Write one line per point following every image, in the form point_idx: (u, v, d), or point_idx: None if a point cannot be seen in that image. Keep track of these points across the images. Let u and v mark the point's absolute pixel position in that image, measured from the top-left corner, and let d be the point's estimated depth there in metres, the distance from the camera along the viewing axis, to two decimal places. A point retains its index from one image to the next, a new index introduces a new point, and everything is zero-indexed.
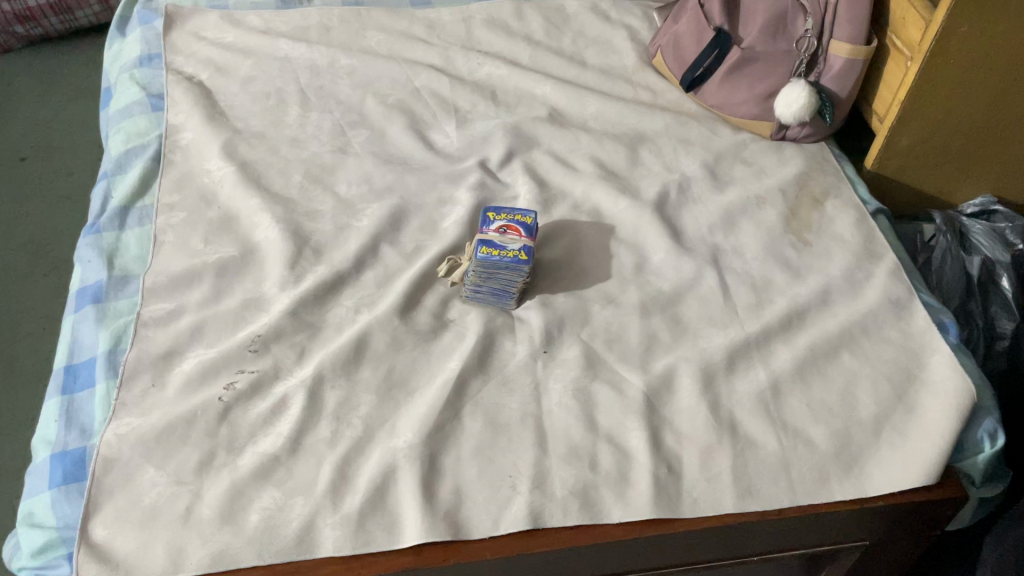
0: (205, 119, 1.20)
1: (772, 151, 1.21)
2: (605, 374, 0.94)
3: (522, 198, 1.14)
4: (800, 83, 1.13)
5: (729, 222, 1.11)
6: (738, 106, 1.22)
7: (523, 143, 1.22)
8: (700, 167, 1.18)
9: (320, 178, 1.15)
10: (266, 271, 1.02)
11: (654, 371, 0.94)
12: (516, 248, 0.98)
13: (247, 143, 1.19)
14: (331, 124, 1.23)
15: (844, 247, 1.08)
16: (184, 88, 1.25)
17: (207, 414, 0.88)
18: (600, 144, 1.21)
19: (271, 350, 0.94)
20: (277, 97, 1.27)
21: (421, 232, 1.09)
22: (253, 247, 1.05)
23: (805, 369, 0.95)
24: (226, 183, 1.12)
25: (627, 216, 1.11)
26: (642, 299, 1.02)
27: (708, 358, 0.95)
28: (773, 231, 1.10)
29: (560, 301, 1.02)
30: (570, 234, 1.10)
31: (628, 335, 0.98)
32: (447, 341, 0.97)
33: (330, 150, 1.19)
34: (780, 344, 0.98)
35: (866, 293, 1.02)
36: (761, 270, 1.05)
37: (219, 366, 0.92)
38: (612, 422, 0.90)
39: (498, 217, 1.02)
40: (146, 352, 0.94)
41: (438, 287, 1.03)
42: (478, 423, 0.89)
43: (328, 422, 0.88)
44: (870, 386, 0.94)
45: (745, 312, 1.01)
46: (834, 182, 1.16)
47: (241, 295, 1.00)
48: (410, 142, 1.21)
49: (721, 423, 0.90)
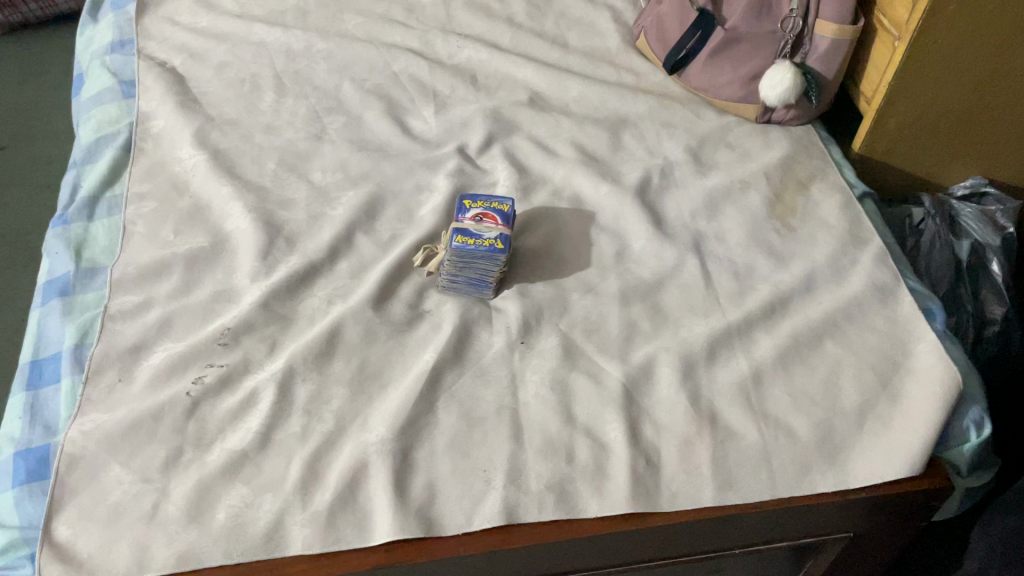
0: (177, 106, 1.18)
1: (757, 134, 1.18)
2: (583, 364, 0.92)
3: (501, 185, 1.11)
4: (785, 64, 1.11)
5: (712, 207, 1.09)
6: (721, 88, 1.19)
7: (502, 128, 1.19)
8: (684, 150, 1.16)
9: (294, 166, 1.13)
10: (237, 262, 1.00)
11: (633, 361, 0.92)
12: (491, 236, 0.96)
13: (219, 131, 1.16)
14: (307, 110, 1.21)
15: (830, 232, 1.06)
16: (156, 75, 1.22)
17: (174, 410, 0.86)
18: (582, 129, 1.19)
19: (241, 343, 0.92)
20: (251, 83, 1.24)
21: (397, 220, 1.07)
22: (224, 237, 1.03)
23: (788, 358, 0.93)
24: (198, 172, 1.10)
25: (608, 202, 1.09)
26: (623, 287, 0.99)
27: (689, 347, 0.93)
28: (757, 217, 1.07)
29: (538, 290, 0.99)
30: (549, 222, 1.07)
31: (607, 325, 0.96)
32: (422, 333, 0.95)
33: (305, 137, 1.16)
34: (763, 332, 0.95)
35: (852, 280, 1.00)
36: (745, 257, 1.03)
37: (187, 360, 0.90)
38: (590, 414, 0.88)
39: (474, 204, 1.00)
40: (113, 346, 0.92)
41: (414, 277, 1.01)
42: (452, 417, 0.87)
43: (298, 417, 0.86)
44: (854, 375, 0.92)
45: (727, 300, 0.98)
46: (820, 165, 1.14)
47: (211, 287, 0.98)
48: (387, 128, 1.18)
49: (701, 414, 0.88)
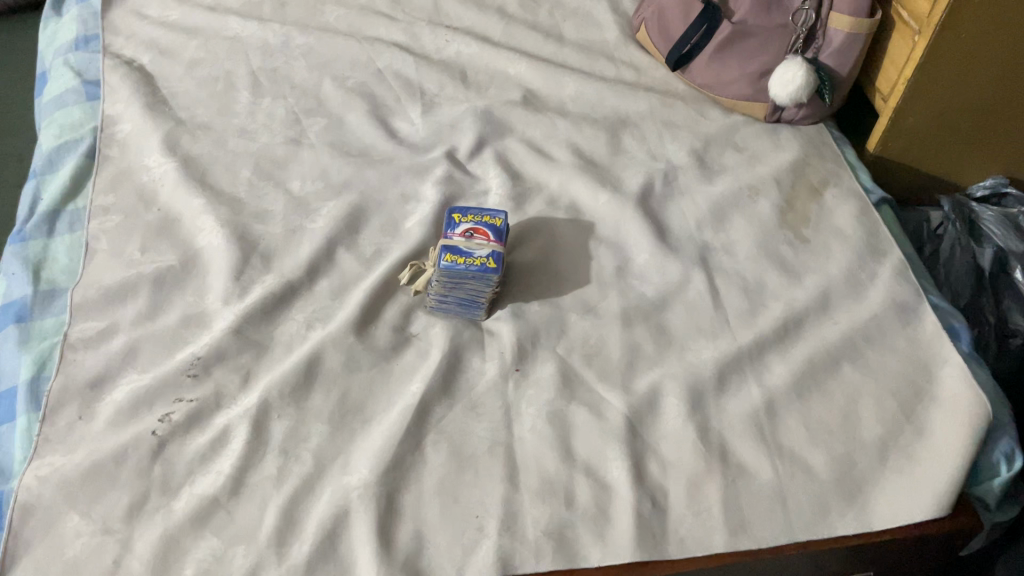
0: (145, 109, 1.10)
1: (766, 135, 1.11)
2: (582, 394, 0.85)
3: (494, 193, 1.04)
4: (797, 61, 1.04)
5: (719, 216, 1.01)
6: (729, 86, 1.11)
7: (495, 130, 1.11)
8: (688, 153, 1.08)
9: (271, 174, 1.05)
10: (208, 282, 0.93)
11: (637, 390, 0.85)
12: (482, 254, 0.88)
13: (190, 135, 1.08)
14: (285, 111, 1.12)
15: (845, 243, 0.99)
16: (122, 74, 1.14)
17: (139, 451, 0.79)
18: (579, 130, 1.11)
19: (212, 375, 0.85)
20: (225, 82, 1.15)
21: (382, 233, 0.99)
22: (194, 254, 0.96)
23: (804, 385, 0.86)
24: (166, 182, 1.02)
25: (607, 212, 1.01)
26: (624, 306, 0.92)
27: (696, 374, 0.86)
28: (768, 226, 1.00)
29: (533, 311, 0.92)
30: (545, 234, 1.00)
31: (608, 349, 0.89)
32: (409, 360, 0.88)
33: (283, 141, 1.09)
34: (776, 356, 0.88)
35: (870, 297, 0.93)
36: (755, 271, 0.96)
37: (154, 395, 0.83)
38: (590, 451, 0.81)
39: (464, 218, 0.92)
40: (73, 380, 0.84)
41: (400, 297, 0.93)
42: (441, 455, 0.80)
43: (274, 458, 0.80)
44: (874, 403, 0.85)
45: (737, 320, 0.91)
46: (834, 169, 1.07)
47: (180, 310, 0.90)
48: (371, 130, 1.10)
49: (711, 450, 0.81)
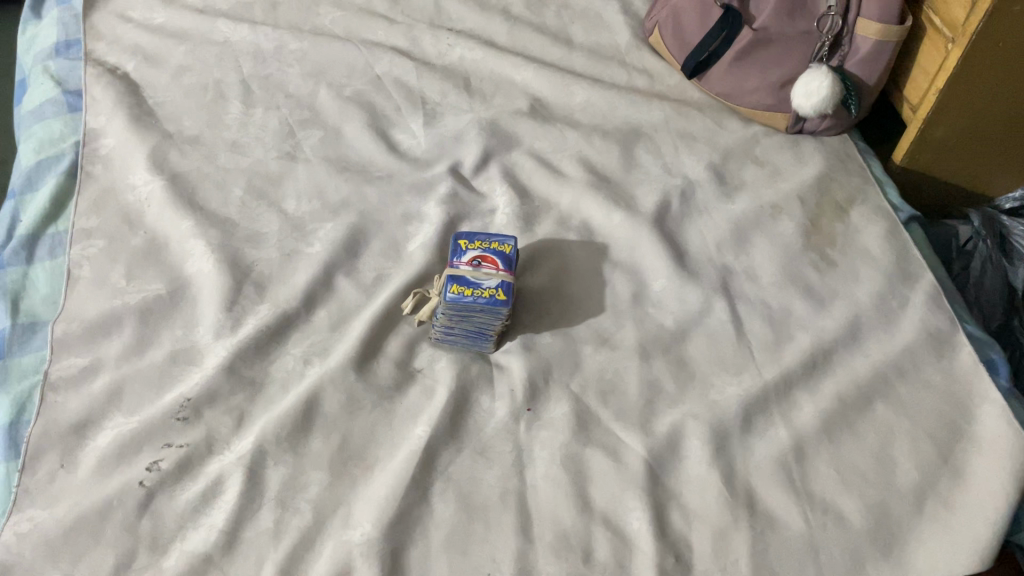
0: (129, 122, 1.03)
1: (788, 147, 1.05)
2: (599, 436, 0.80)
3: (501, 212, 0.98)
4: (823, 70, 0.97)
5: (740, 237, 0.96)
6: (748, 95, 1.05)
7: (501, 143, 1.05)
8: (706, 168, 1.02)
9: (264, 192, 0.99)
10: (198, 314, 0.87)
11: (657, 432, 0.80)
12: (492, 285, 0.82)
13: (178, 150, 1.02)
14: (278, 123, 1.06)
15: (874, 267, 0.93)
16: (105, 84, 1.07)
17: (125, 504, 0.74)
18: (590, 143, 1.05)
19: (203, 417, 0.80)
20: (215, 91, 1.09)
21: (383, 257, 0.94)
22: (183, 282, 0.90)
23: (834, 425, 0.81)
24: (153, 202, 0.96)
25: (622, 232, 0.96)
26: (642, 338, 0.87)
27: (720, 414, 0.81)
28: (792, 248, 0.94)
29: (545, 343, 0.87)
30: (556, 257, 0.94)
31: (625, 386, 0.84)
32: (414, 399, 0.82)
33: (276, 156, 1.02)
34: (804, 392, 0.83)
35: (902, 327, 0.88)
36: (780, 297, 0.90)
37: (141, 441, 0.78)
38: (608, 500, 0.76)
39: (471, 245, 0.86)
40: (54, 424, 0.79)
41: (404, 328, 0.88)
42: (449, 506, 0.75)
43: (271, 510, 0.75)
44: (909, 446, 0.80)
45: (762, 353, 0.86)
46: (860, 186, 1.01)
47: (168, 345, 0.85)
48: (370, 144, 1.04)
49: (737, 498, 0.76)
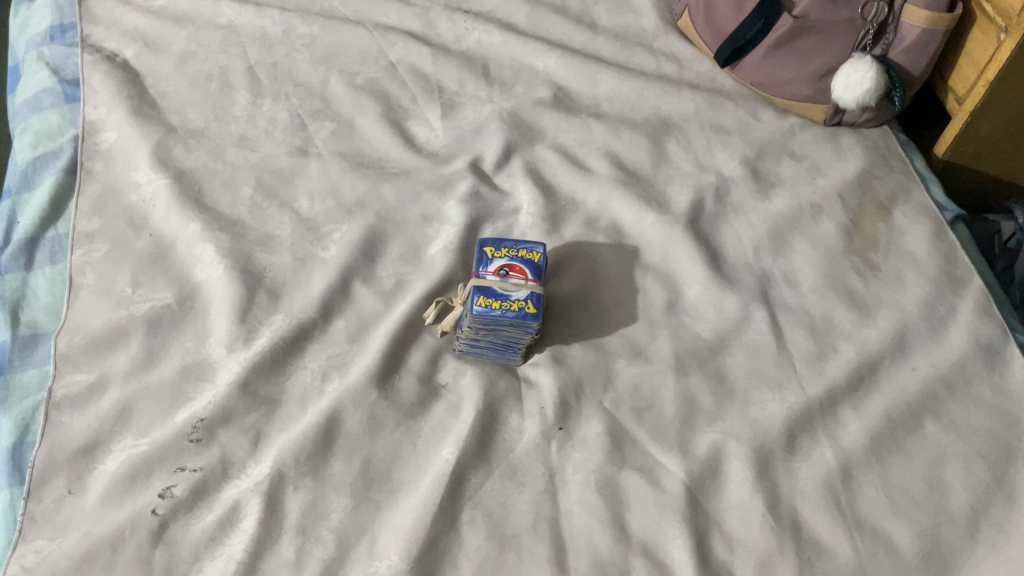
0: (130, 114, 0.97)
1: (826, 141, 0.99)
2: (635, 457, 0.76)
3: (525, 212, 0.93)
4: (867, 60, 0.92)
5: (778, 239, 0.91)
6: (785, 86, 1.00)
7: (523, 136, 1.00)
8: (740, 163, 0.97)
9: (275, 190, 0.94)
10: (209, 325, 0.82)
11: (696, 453, 0.76)
12: (520, 297, 0.77)
13: (183, 145, 0.96)
14: (288, 115, 1.01)
15: (920, 271, 0.88)
16: (104, 72, 1.01)
17: (137, 534, 0.70)
18: (617, 136, 1.00)
19: (217, 438, 0.75)
20: (220, 80, 1.03)
21: (401, 261, 0.89)
22: (192, 290, 0.85)
23: (882, 445, 0.77)
24: (158, 202, 0.91)
25: (653, 234, 0.91)
26: (677, 350, 0.83)
27: (762, 434, 0.77)
28: (833, 252, 0.90)
29: (576, 355, 0.82)
30: (585, 261, 0.89)
31: (662, 402, 0.80)
32: (439, 417, 0.78)
33: (287, 151, 0.97)
34: (849, 409, 0.79)
35: (950, 338, 0.84)
36: (821, 306, 0.86)
37: (153, 464, 0.74)
38: (647, 527, 0.72)
39: (497, 253, 0.81)
40: (60, 447, 0.75)
41: (426, 339, 0.83)
42: (480, 534, 0.71)
43: (291, 539, 0.71)
44: (961, 467, 0.76)
45: (804, 366, 0.82)
46: (903, 183, 0.96)
47: (178, 359, 0.80)
48: (385, 138, 0.99)
49: (783, 524, 0.72)
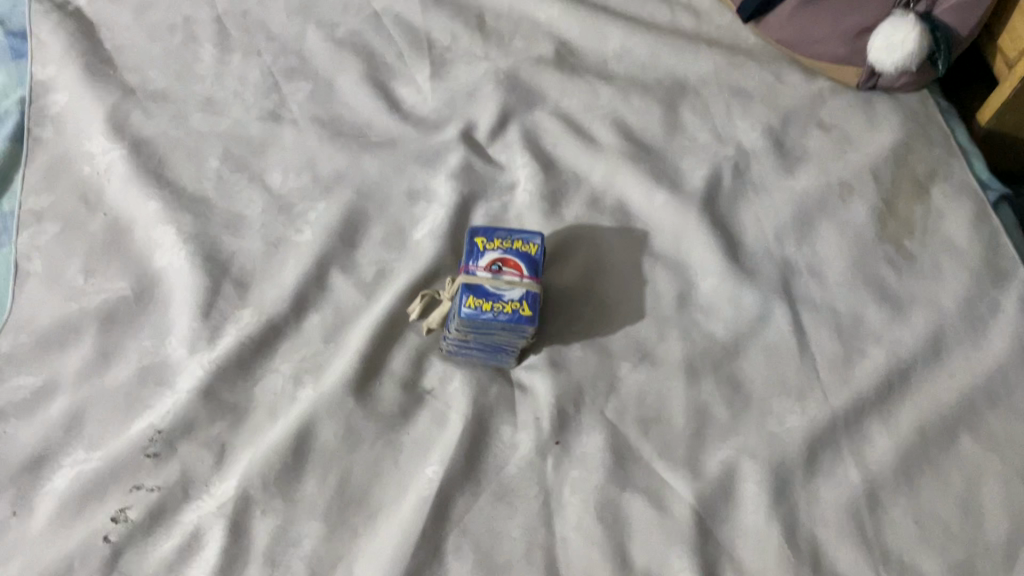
0: (83, 73, 0.87)
1: (860, 108, 0.89)
2: (639, 477, 0.69)
3: (522, 189, 0.84)
4: (909, 20, 0.81)
5: (803, 223, 0.82)
6: (816, 45, 0.89)
7: (521, 99, 0.90)
8: (763, 134, 0.87)
9: (245, 163, 0.84)
10: (169, 321, 0.74)
11: (706, 473, 0.69)
12: (515, 297, 0.69)
13: (142, 109, 0.86)
14: (259, 73, 0.90)
15: (959, 261, 0.79)
16: (54, 23, 0.90)
17: (88, 564, 0.63)
18: (627, 100, 0.90)
19: (177, 452, 0.68)
20: (184, 32, 0.93)
21: (384, 246, 0.80)
22: (151, 280, 0.77)
23: (912, 465, 0.69)
24: (113, 176, 0.82)
25: (664, 217, 0.82)
26: (688, 353, 0.75)
27: (780, 451, 0.70)
28: (864, 239, 0.81)
29: (576, 358, 0.74)
30: (588, 248, 0.81)
31: (670, 413, 0.72)
32: (424, 428, 0.71)
33: (258, 116, 0.87)
34: (877, 422, 0.71)
35: (991, 340, 0.75)
36: (849, 302, 0.77)
37: (106, 483, 0.67)
38: (650, 557, 0.65)
39: (489, 244, 0.72)
40: (3, 462, 0.67)
41: (411, 337, 0.75)
42: (466, 565, 0.65)
43: (259, 570, 0.64)
44: (1000, 490, 0.68)
45: (829, 373, 0.74)
46: (943, 157, 0.86)
47: (135, 361, 0.72)
48: (368, 101, 0.89)
49: (801, 556, 0.65)
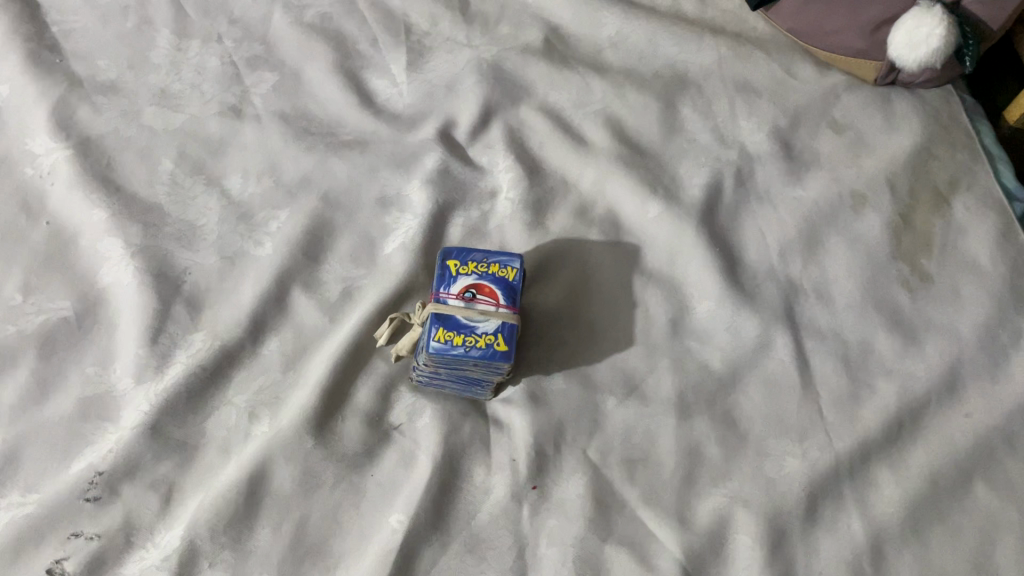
0: (24, 62, 0.79)
1: (877, 106, 0.81)
2: (622, 527, 0.63)
3: (504, 196, 0.77)
4: (935, 14, 0.73)
5: (809, 238, 0.75)
6: (831, 36, 0.81)
7: (505, 92, 0.82)
8: (769, 136, 0.80)
9: (202, 164, 0.77)
10: (115, 346, 0.68)
11: (696, 523, 0.63)
12: (489, 330, 0.62)
13: (89, 103, 0.79)
14: (219, 62, 0.83)
15: (981, 284, 0.72)
16: None
17: None
18: (621, 96, 0.82)
19: (120, 496, 0.63)
20: (138, 14, 0.85)
21: (351, 261, 0.73)
22: (96, 299, 0.70)
23: (922, 516, 0.63)
24: (57, 180, 0.75)
25: (658, 231, 0.75)
26: (680, 387, 0.68)
27: (778, 500, 0.64)
28: (876, 258, 0.74)
29: (557, 391, 0.68)
30: (575, 265, 0.74)
31: (658, 454, 0.66)
32: (390, 469, 0.65)
33: (217, 111, 0.80)
34: (885, 467, 0.65)
35: (1013, 375, 0.68)
36: (858, 330, 0.71)
37: (42, 530, 0.61)
38: None
39: (462, 269, 0.65)
40: None
41: (378, 365, 0.69)
42: None
43: None
44: (1017, 546, 0.62)
45: (833, 410, 0.67)
46: (966, 163, 0.78)
47: (77, 391, 0.66)
48: (338, 94, 0.81)
49: None
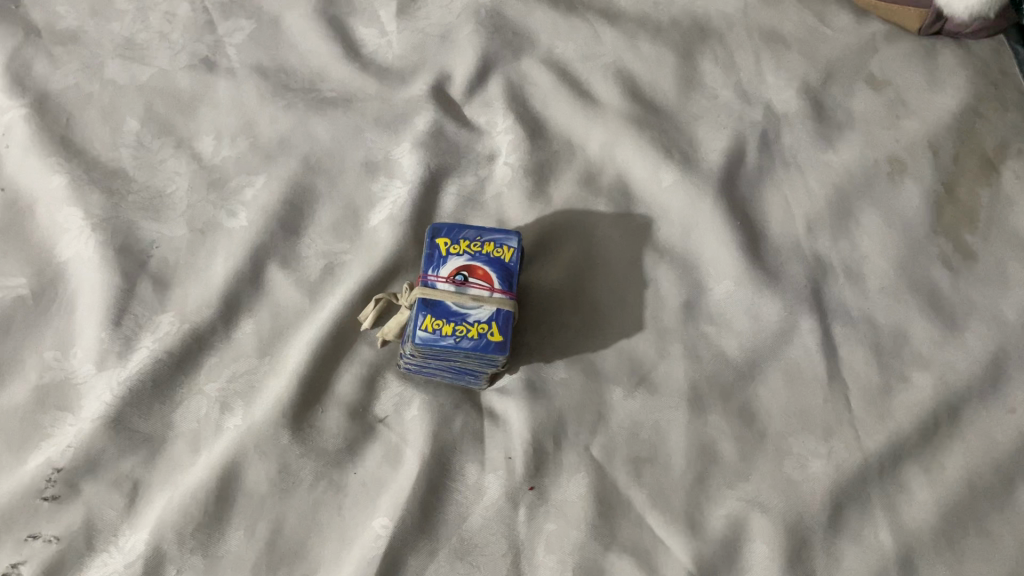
0: None
1: (919, 59, 0.73)
2: (627, 532, 0.58)
3: (502, 161, 0.70)
4: None
5: (840, 210, 0.68)
6: None
7: (506, 42, 0.74)
8: (798, 94, 0.72)
9: (172, 124, 0.70)
10: (75, 329, 0.63)
11: (707, 530, 0.57)
12: (481, 318, 0.56)
13: (47, 55, 0.71)
14: (190, 8, 0.75)
15: None
16: None
17: None
18: (634, 47, 0.74)
19: (81, 494, 0.57)
20: None
21: (334, 233, 0.67)
22: (54, 276, 0.64)
23: (958, 525, 0.57)
24: (12, 142, 0.68)
25: (672, 201, 0.68)
26: (693, 377, 0.62)
27: (799, 505, 0.58)
28: (914, 233, 0.66)
29: (558, 380, 0.62)
30: (579, 239, 0.67)
31: (667, 451, 0.60)
32: (374, 466, 0.60)
33: (187, 64, 0.72)
34: (918, 469, 0.59)
35: None
36: (892, 314, 0.64)
37: None
38: None
39: (453, 248, 0.59)
40: None
41: (363, 350, 0.63)
42: None
43: None
44: None
45: (862, 405, 0.61)
46: (1018, 124, 0.70)
47: (33, 378, 0.61)
48: (320, 45, 0.74)
49: None
